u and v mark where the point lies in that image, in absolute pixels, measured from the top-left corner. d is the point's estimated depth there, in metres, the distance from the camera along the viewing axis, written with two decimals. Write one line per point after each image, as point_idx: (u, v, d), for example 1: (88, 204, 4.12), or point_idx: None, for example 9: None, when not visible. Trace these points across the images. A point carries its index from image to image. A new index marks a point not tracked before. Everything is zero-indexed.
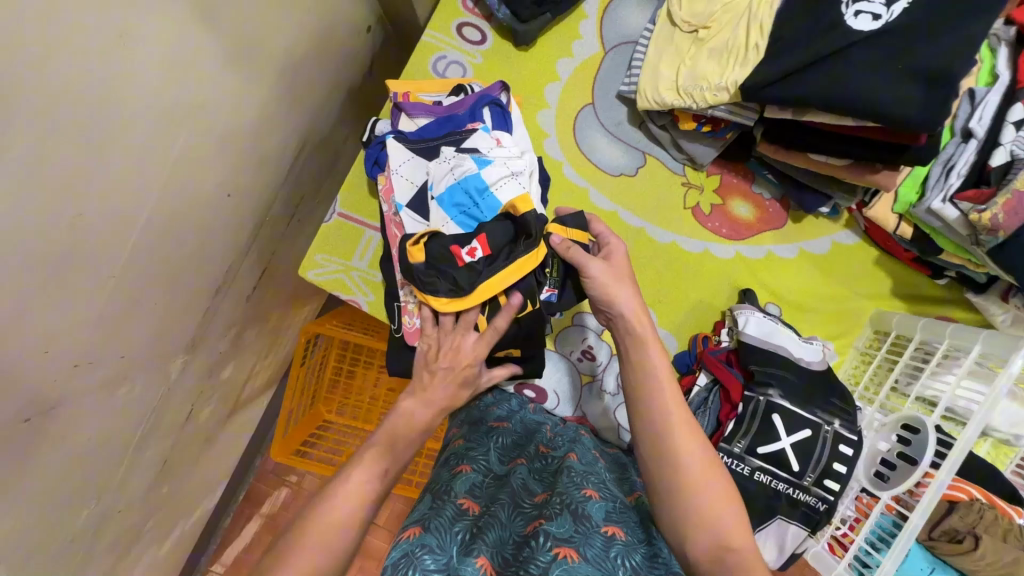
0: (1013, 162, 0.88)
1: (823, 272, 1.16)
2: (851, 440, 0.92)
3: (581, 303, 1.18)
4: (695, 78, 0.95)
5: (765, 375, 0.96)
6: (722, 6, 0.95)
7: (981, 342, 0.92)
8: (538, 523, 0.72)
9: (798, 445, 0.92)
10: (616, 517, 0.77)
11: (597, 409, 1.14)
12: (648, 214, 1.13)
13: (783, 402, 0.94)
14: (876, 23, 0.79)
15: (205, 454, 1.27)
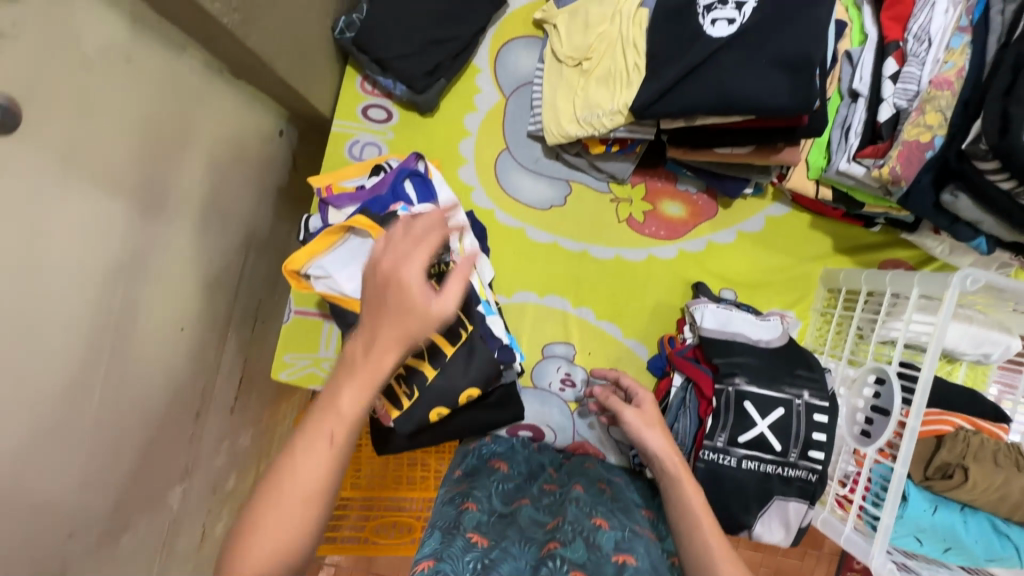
0: (899, 114, 0.92)
1: (764, 247, 1.20)
2: (823, 407, 0.96)
3: (547, 334, 1.19)
4: (590, 107, 0.99)
5: (728, 366, 0.99)
6: (597, 36, 1.00)
7: (918, 284, 0.96)
8: (553, 549, 0.72)
9: (775, 425, 0.95)
10: (627, 544, 0.76)
11: (592, 431, 1.18)
12: (588, 236, 1.18)
13: (751, 387, 0.96)
14: (732, 27, 0.84)
15: None
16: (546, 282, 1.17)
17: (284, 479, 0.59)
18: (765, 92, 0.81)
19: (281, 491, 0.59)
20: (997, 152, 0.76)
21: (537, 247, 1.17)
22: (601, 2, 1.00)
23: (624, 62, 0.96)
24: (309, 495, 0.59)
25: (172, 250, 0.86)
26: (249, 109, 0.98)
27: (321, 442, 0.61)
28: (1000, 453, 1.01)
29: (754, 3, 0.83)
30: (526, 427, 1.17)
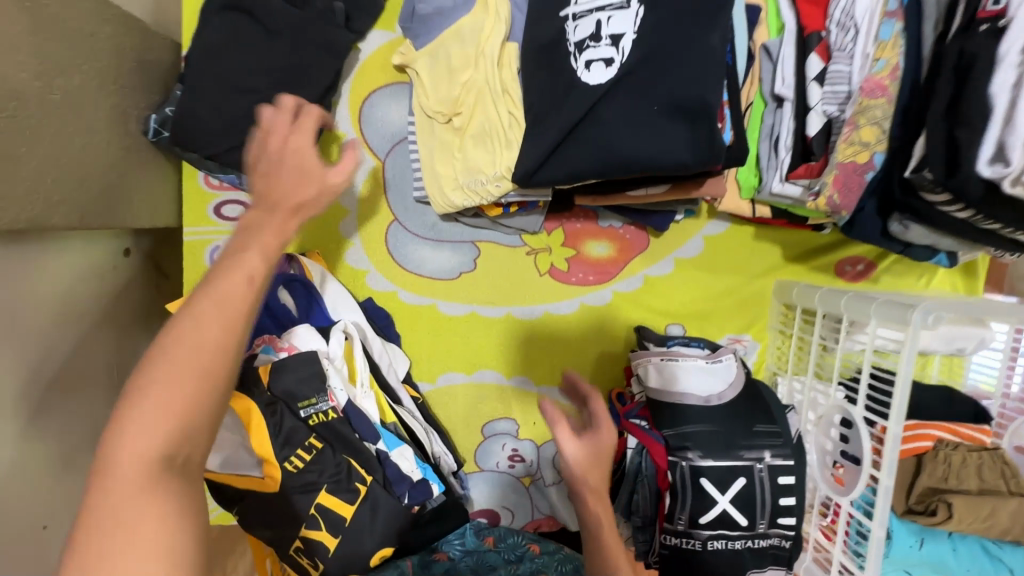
0: (830, 125, 0.77)
1: (707, 271, 1.07)
2: (787, 468, 0.87)
3: (485, 413, 1.06)
4: (470, 172, 0.82)
5: (678, 438, 0.89)
6: (462, 85, 0.81)
7: (874, 315, 0.86)
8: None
9: (738, 498, 0.85)
10: None
11: (551, 504, 1.08)
12: (509, 298, 1.03)
13: (706, 462, 0.86)
14: (610, 70, 0.69)
15: None
16: (473, 357, 1.05)
17: (182, 339, 0.39)
18: (662, 151, 0.66)
19: (141, 374, 0.38)
20: (947, 189, 0.62)
21: (453, 322, 1.03)
22: (461, 39, 0.81)
23: (503, 114, 0.79)
24: (127, 490, 0.36)
25: (16, 457, 0.72)
26: (65, 251, 0.81)
27: (238, 285, 0.41)
28: (984, 466, 0.93)
29: (633, 34, 0.68)
30: (480, 513, 1.09)
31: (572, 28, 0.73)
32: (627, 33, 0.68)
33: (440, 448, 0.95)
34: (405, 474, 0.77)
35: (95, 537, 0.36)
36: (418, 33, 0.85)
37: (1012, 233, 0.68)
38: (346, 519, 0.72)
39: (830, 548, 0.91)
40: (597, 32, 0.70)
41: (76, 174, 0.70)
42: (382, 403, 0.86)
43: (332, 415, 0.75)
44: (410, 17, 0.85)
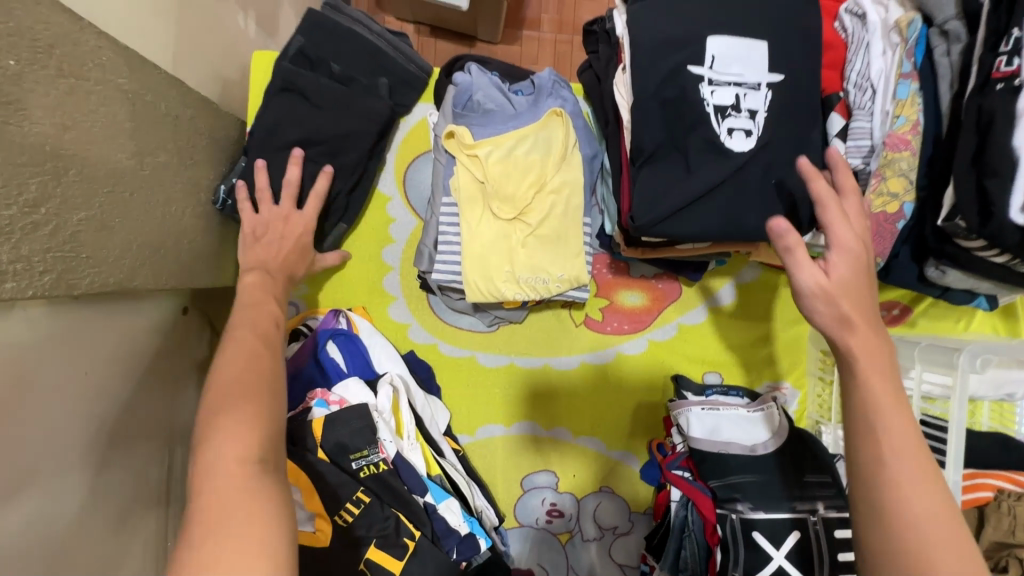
0: (857, 175, 0.77)
1: (740, 318, 1.08)
2: (842, 519, 0.85)
3: (524, 466, 1.05)
4: (534, 270, 0.85)
5: (724, 489, 0.88)
6: (531, 187, 0.84)
7: (920, 361, 0.88)
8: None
9: (793, 553, 0.84)
10: None
11: (590, 562, 1.06)
12: (546, 349, 1.05)
13: (756, 514, 0.85)
14: (751, 140, 0.71)
15: None
16: (510, 408, 1.05)
17: (234, 393, 0.60)
18: (688, 216, 0.71)
19: (219, 422, 0.57)
20: (982, 237, 0.65)
21: (491, 372, 1.05)
22: (532, 143, 0.85)
23: (569, 225, 0.86)
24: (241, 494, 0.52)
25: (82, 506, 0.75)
26: (135, 311, 0.86)
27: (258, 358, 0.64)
28: None
29: (765, 112, 0.71)
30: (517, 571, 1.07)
31: (706, 91, 0.71)
32: (760, 110, 0.71)
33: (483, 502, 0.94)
34: (454, 528, 0.77)
35: (206, 534, 0.49)
36: (478, 123, 0.86)
37: None
38: (396, 574, 0.70)
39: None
40: (736, 103, 0.71)
41: (155, 242, 0.75)
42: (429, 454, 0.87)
43: (383, 466, 0.75)
44: (465, 104, 0.88)
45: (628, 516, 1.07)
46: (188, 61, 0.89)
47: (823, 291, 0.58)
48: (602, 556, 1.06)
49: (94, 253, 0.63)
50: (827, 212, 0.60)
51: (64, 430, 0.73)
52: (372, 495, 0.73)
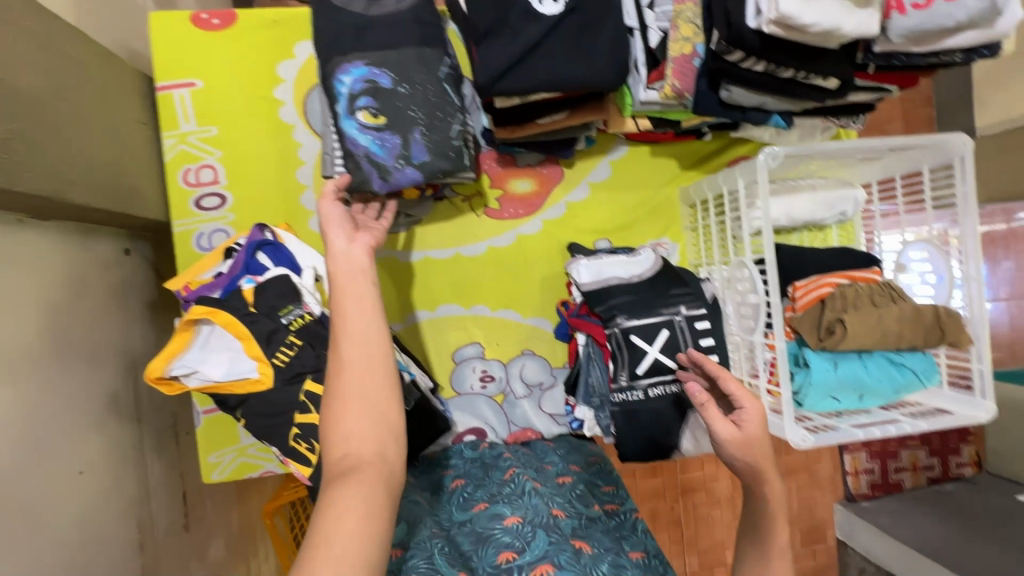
0: (665, 34, 0.96)
1: (619, 189, 1.26)
2: (700, 315, 1.05)
3: (452, 342, 1.21)
4: None
5: (607, 310, 1.05)
6: None
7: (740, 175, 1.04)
8: (510, 558, 0.77)
9: (665, 347, 1.01)
10: (581, 532, 0.86)
11: (526, 415, 1.24)
12: (453, 239, 1.21)
13: (632, 321, 1.02)
14: (559, 3, 0.88)
15: None
16: (432, 295, 1.20)
17: (363, 385, 0.62)
18: (513, 73, 0.88)
19: (343, 402, 0.60)
20: (737, 45, 0.83)
21: (409, 266, 1.20)
22: None
23: None
24: (361, 449, 0.59)
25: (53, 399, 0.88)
26: (76, 242, 0.99)
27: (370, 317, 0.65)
28: (874, 294, 1.09)
29: None
30: (469, 432, 1.21)
31: None
32: None
33: (417, 370, 1.10)
34: None
35: (334, 481, 0.57)
36: None
37: (806, 78, 0.89)
38: None
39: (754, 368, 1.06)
40: None
41: (82, 166, 0.88)
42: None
43: (308, 318, 0.90)
44: None
45: (550, 372, 1.24)
46: (92, 22, 1.01)
47: (737, 442, 0.73)
48: (535, 408, 1.24)
49: (26, 160, 0.76)
50: (728, 382, 0.76)
51: (32, 333, 0.86)
52: (301, 338, 0.87)
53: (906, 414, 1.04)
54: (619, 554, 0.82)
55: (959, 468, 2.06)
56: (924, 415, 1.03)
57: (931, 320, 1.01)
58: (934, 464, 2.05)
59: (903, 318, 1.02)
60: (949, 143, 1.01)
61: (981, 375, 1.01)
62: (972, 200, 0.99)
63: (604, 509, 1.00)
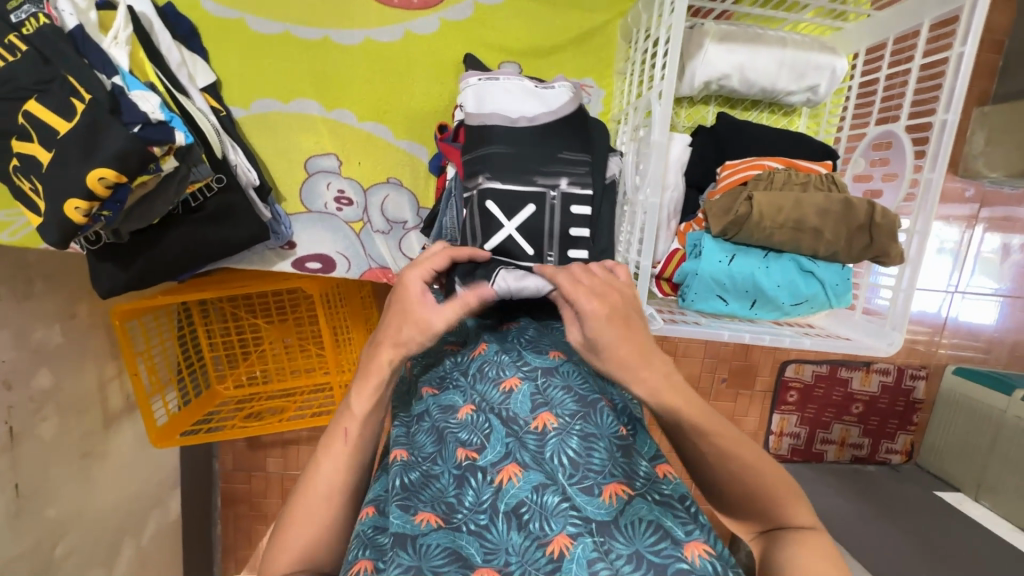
0: None
1: (542, 3, 0.99)
2: (581, 197, 0.84)
3: (306, 148, 1.02)
4: None
5: (472, 165, 0.84)
6: None
7: None
8: (471, 457, 0.67)
9: (525, 226, 0.82)
10: (544, 394, 0.70)
11: (383, 253, 1.07)
12: (325, 19, 0.97)
13: (494, 185, 0.82)
14: None
15: (89, 470, 1.30)
16: (288, 83, 0.99)
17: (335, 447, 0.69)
18: None
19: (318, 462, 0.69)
20: None
21: (265, 41, 0.97)
22: None
23: None
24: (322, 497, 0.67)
25: None
26: None
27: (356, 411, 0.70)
28: (809, 185, 0.86)
29: None
30: (315, 258, 1.06)
31: None
32: None
33: (240, 159, 0.91)
34: (142, 112, 0.71)
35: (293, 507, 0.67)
36: None
37: None
38: (59, 134, 0.68)
39: (633, 238, 0.87)
40: None
41: None
42: (140, 56, 0.80)
43: (47, 24, 0.69)
44: None
45: (417, 212, 1.06)
46: None
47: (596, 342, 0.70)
48: (395, 246, 1.07)
49: None
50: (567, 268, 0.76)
51: None
52: (29, 46, 0.69)
53: (798, 333, 0.87)
54: (590, 418, 0.66)
55: (887, 453, 1.75)
56: (819, 337, 0.86)
57: (863, 220, 0.79)
58: (864, 444, 1.74)
59: (828, 211, 0.80)
60: None
61: (897, 303, 0.81)
62: (965, 67, 0.72)
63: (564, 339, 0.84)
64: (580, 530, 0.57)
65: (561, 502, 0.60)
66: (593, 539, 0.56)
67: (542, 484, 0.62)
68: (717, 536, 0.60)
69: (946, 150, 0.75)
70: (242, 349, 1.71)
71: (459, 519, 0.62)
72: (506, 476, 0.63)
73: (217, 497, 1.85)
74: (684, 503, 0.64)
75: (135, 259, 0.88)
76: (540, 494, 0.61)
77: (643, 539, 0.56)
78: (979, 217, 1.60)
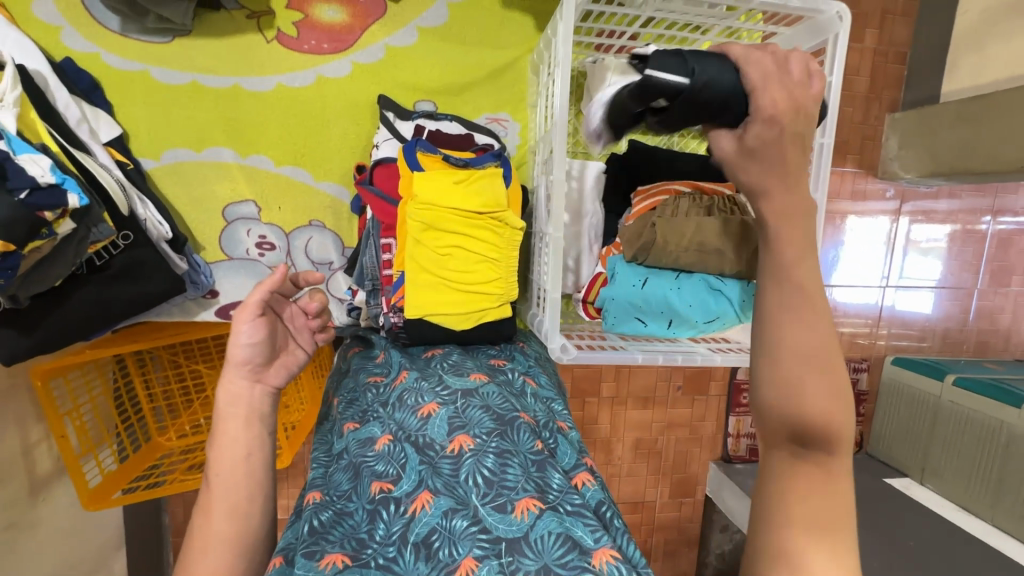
0: None
1: (453, 42, 1.02)
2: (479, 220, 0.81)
3: (223, 195, 1.00)
4: None
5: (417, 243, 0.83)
6: None
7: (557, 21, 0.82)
8: (385, 489, 0.64)
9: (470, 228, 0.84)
10: (461, 418, 0.71)
11: None
12: (234, 67, 0.97)
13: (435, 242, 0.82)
14: None
15: (17, 543, 1.22)
16: (199, 131, 0.98)
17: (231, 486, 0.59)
18: None
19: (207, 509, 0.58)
20: None
21: (171, 91, 0.96)
22: None
23: None
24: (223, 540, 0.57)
25: None
26: None
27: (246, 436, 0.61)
28: (711, 207, 0.90)
29: None
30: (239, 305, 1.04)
31: None
32: None
33: (149, 213, 0.90)
34: (30, 176, 0.69)
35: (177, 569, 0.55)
36: None
37: None
38: None
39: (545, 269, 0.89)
40: None
41: None
42: (31, 116, 0.78)
43: None
44: None
45: (342, 251, 1.06)
46: None
47: None
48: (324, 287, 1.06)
49: None
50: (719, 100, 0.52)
51: None
52: None
53: (712, 348, 0.91)
54: (507, 434, 0.69)
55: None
56: (730, 352, 0.90)
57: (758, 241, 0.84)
58: None
59: (727, 233, 0.85)
60: (822, 16, 0.79)
61: None
62: (834, 95, 0.78)
63: (492, 365, 0.86)
64: (487, 552, 0.56)
65: (471, 523, 0.59)
66: (500, 560, 0.55)
67: (452, 509, 0.61)
68: (629, 540, 0.62)
69: (825, 170, 0.80)
70: (183, 397, 1.64)
71: (369, 557, 0.58)
72: (419, 504, 0.62)
73: (170, 552, 1.76)
74: (598, 510, 0.66)
75: (36, 325, 0.83)
76: (449, 518, 0.60)
77: (550, 552, 0.55)
78: (902, 211, 1.70)
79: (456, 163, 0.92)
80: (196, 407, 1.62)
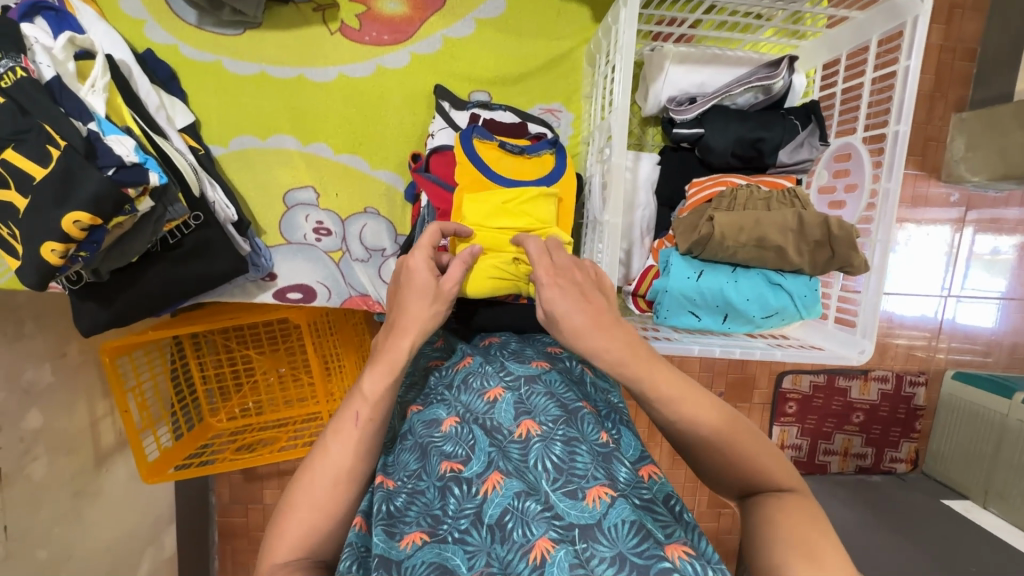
0: None
1: (509, 33, 1.02)
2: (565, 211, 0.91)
3: (285, 182, 1.04)
4: None
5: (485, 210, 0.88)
6: None
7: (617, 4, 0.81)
8: (455, 469, 0.64)
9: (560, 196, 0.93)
10: (527, 401, 0.69)
11: (362, 279, 1.08)
12: (300, 58, 1.00)
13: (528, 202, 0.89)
14: None
15: (81, 510, 1.29)
16: (265, 120, 1.02)
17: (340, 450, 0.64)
18: None
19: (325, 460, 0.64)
20: None
21: (241, 80, 1.00)
22: None
23: None
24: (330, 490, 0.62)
25: None
26: None
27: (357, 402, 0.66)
28: (771, 199, 0.86)
29: None
30: (294, 288, 1.07)
31: None
32: None
33: (218, 196, 0.94)
34: (117, 156, 0.74)
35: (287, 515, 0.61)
36: None
37: None
38: (35, 178, 0.71)
39: (601, 256, 0.88)
40: None
41: None
42: (118, 102, 0.83)
43: (23, 74, 0.72)
44: None
45: (394, 238, 1.08)
46: None
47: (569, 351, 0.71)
48: (375, 273, 1.09)
49: None
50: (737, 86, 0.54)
51: None
52: (8, 98, 0.72)
53: (769, 344, 0.88)
54: (572, 423, 0.66)
55: (892, 462, 1.71)
56: (791, 348, 0.87)
57: (822, 236, 0.81)
58: (867, 454, 1.71)
59: (787, 228, 0.82)
60: None
61: (866, 312, 0.82)
62: (912, 80, 0.75)
63: (550, 352, 0.83)
64: (562, 537, 0.56)
65: (543, 509, 0.58)
66: (575, 546, 0.55)
67: (525, 492, 0.60)
68: (701, 535, 0.61)
69: (900, 159, 0.77)
70: (235, 380, 1.70)
71: (446, 533, 0.60)
72: (490, 485, 0.61)
73: (214, 531, 1.83)
74: (667, 503, 0.63)
75: (116, 297, 0.90)
76: (523, 500, 0.59)
77: (625, 541, 0.54)
78: (967, 220, 1.60)
79: (513, 148, 0.95)
80: (246, 390, 1.68)
